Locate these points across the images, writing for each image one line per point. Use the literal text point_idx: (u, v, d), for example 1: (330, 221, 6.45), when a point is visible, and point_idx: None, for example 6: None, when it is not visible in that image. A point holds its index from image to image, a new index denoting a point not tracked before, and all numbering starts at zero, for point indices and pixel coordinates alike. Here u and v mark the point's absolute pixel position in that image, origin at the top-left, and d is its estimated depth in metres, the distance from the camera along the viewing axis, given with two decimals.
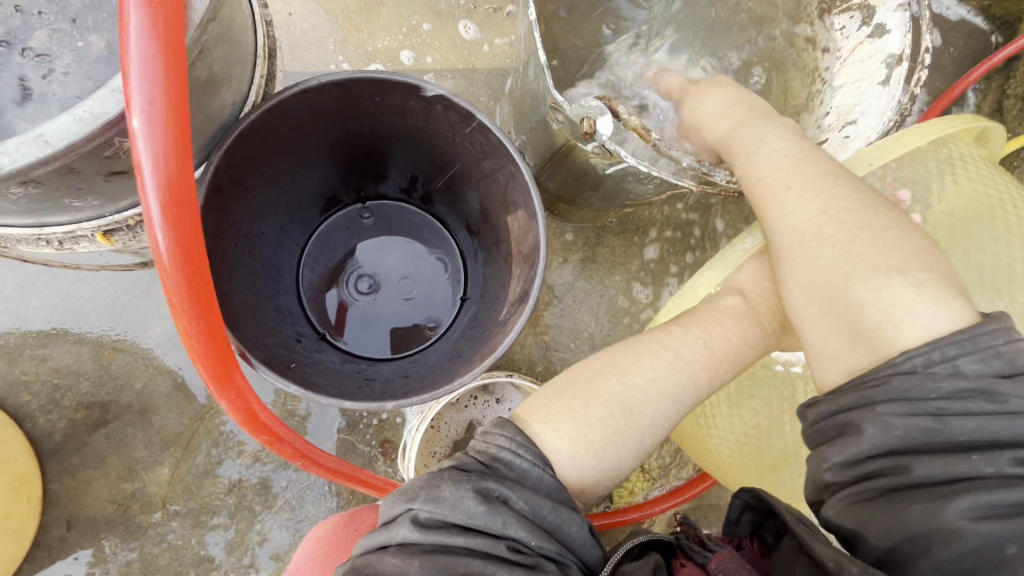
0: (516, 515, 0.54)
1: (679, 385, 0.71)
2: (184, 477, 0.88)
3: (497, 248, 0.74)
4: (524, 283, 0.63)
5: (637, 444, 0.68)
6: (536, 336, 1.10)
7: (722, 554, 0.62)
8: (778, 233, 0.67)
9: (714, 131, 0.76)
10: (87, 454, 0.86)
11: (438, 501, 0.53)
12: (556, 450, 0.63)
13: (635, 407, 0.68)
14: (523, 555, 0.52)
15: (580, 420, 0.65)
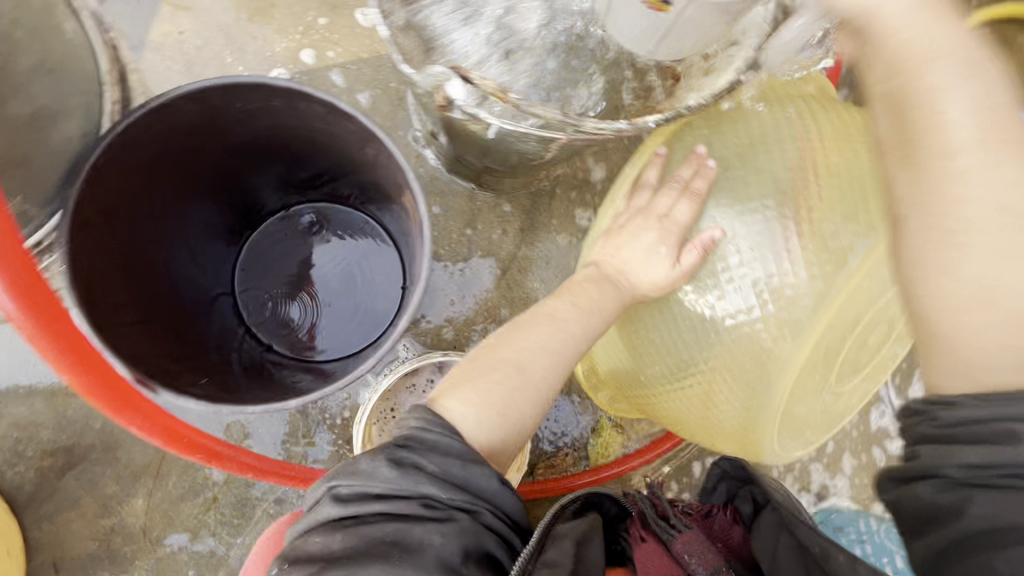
0: (426, 476, 0.56)
1: (567, 341, 0.70)
2: (160, 505, 0.91)
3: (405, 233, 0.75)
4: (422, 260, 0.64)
5: (539, 398, 0.67)
6: (489, 312, 1.10)
7: (687, 533, 0.71)
8: (966, 213, 0.51)
9: (887, 45, 0.53)
10: (61, 498, 0.89)
11: (352, 475, 0.56)
12: (462, 420, 0.63)
13: (527, 365, 0.68)
14: (435, 509, 0.54)
15: (481, 385, 0.65)
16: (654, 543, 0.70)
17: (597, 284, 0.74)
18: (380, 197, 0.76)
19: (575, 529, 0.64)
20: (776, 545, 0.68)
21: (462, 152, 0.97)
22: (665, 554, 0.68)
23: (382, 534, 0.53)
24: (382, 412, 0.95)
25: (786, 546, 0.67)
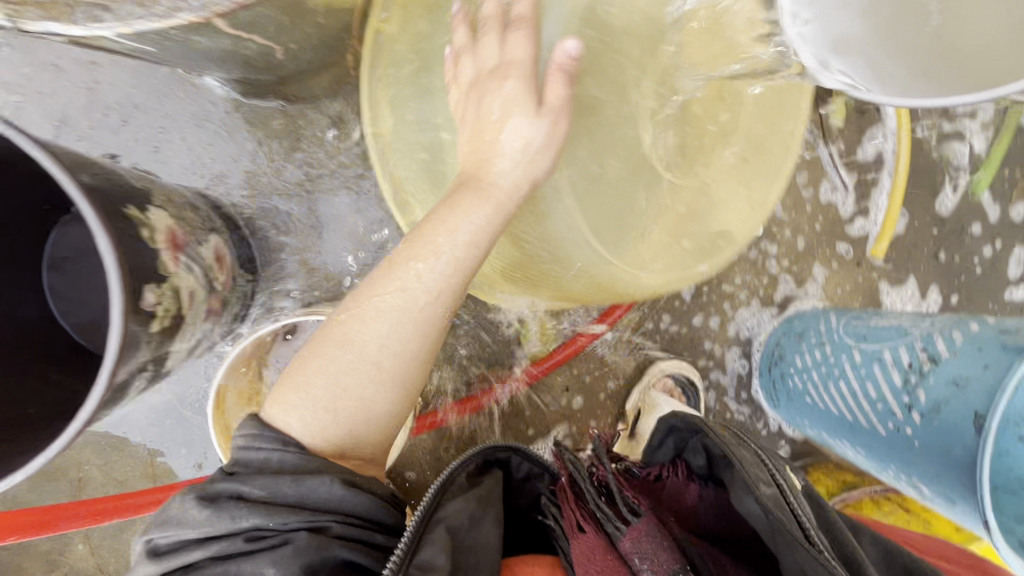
0: (249, 506, 0.55)
1: (410, 298, 0.65)
2: (102, 541, 0.90)
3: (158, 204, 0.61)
4: (140, 245, 0.51)
5: (374, 373, 0.65)
6: (363, 242, 0.96)
7: (637, 528, 0.56)
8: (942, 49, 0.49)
9: None
10: (3, 567, 0.88)
11: (174, 527, 0.55)
12: (289, 427, 0.62)
13: (354, 340, 0.65)
14: (265, 538, 0.54)
15: (300, 387, 0.63)
16: (593, 536, 0.57)
17: (457, 196, 0.66)
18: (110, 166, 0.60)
19: (457, 515, 0.58)
20: (772, 532, 0.51)
21: (246, 74, 0.78)
22: (608, 553, 0.55)
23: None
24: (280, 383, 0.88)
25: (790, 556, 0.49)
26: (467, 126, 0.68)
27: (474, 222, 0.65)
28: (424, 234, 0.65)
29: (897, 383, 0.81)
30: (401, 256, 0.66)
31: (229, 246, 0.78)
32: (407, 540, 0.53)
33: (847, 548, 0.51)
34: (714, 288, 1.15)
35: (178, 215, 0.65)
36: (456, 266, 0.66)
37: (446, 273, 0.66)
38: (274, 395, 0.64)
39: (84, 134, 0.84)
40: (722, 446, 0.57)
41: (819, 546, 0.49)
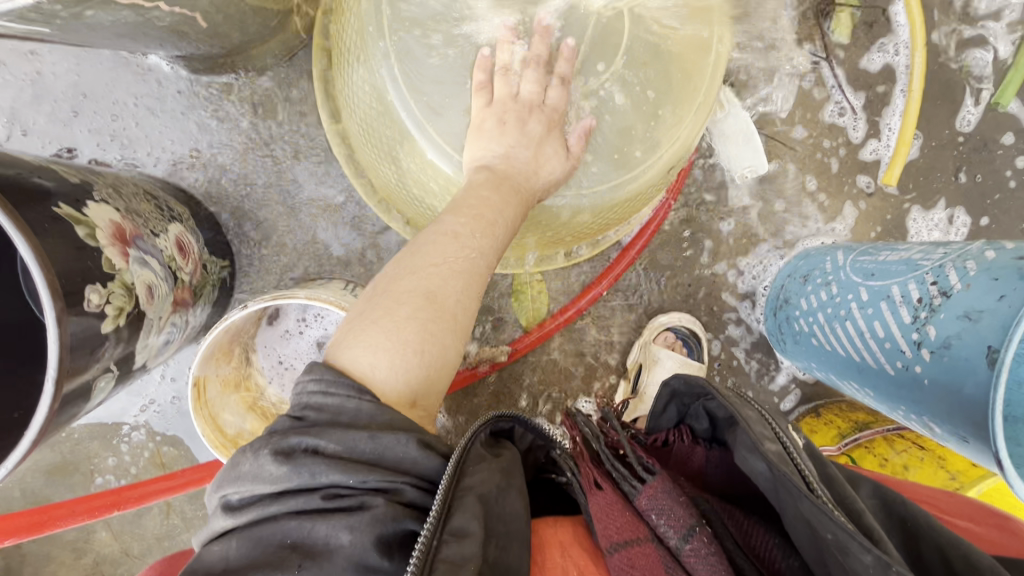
0: (327, 461, 0.46)
1: (478, 262, 0.62)
2: (123, 528, 0.94)
3: (96, 193, 0.58)
4: (74, 242, 0.49)
5: (457, 327, 0.59)
6: (340, 214, 0.93)
7: (653, 484, 0.51)
8: None
9: None
10: (34, 558, 0.92)
11: (247, 481, 0.46)
12: (374, 370, 0.53)
13: (438, 293, 0.58)
14: (342, 498, 0.45)
15: (388, 328, 0.55)
16: (610, 492, 0.52)
17: (495, 194, 0.64)
18: (45, 160, 0.57)
19: (488, 483, 0.50)
20: (773, 490, 0.47)
21: (189, 51, 0.74)
22: (626, 509, 0.50)
23: (284, 536, 0.44)
24: (270, 367, 0.87)
25: (793, 513, 0.46)
26: (496, 128, 0.66)
27: (507, 223, 0.64)
28: (481, 213, 0.63)
29: (905, 320, 0.76)
30: (466, 229, 0.62)
31: (193, 235, 0.75)
32: (436, 513, 0.45)
33: (849, 501, 0.47)
34: (714, 232, 1.09)
35: (128, 208, 0.63)
36: (497, 244, 0.64)
37: (495, 249, 0.64)
38: (338, 345, 0.55)
39: (37, 128, 0.82)
40: (724, 401, 0.52)
41: (822, 497, 0.44)
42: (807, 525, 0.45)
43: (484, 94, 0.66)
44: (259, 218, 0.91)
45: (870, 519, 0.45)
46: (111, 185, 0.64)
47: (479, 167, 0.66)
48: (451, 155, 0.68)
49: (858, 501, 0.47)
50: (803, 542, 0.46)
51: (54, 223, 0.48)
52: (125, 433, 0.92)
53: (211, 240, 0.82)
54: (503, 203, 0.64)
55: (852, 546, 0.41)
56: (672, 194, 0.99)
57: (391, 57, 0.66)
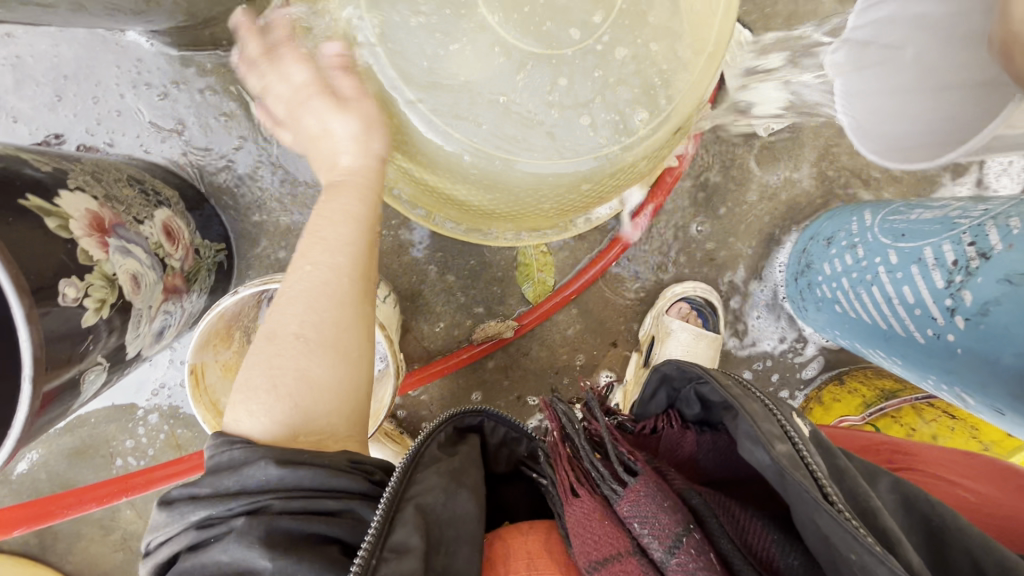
0: (194, 501, 0.48)
1: (317, 279, 0.60)
2: (146, 505, 0.96)
3: (72, 181, 0.56)
4: (44, 235, 0.47)
5: (308, 351, 0.57)
6: None
7: (635, 488, 0.51)
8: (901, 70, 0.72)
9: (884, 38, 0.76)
10: (66, 535, 0.96)
11: (171, 512, 0.49)
12: (240, 423, 0.54)
13: (277, 334, 0.58)
14: (209, 527, 0.47)
15: (248, 382, 0.57)
16: (587, 501, 0.53)
17: (336, 206, 0.63)
18: (13, 149, 0.55)
19: (431, 492, 0.52)
20: (778, 486, 0.44)
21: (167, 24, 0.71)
22: (607, 519, 0.51)
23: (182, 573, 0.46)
24: None
25: (800, 513, 0.43)
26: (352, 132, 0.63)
27: (346, 239, 0.61)
28: (318, 231, 0.62)
29: (938, 285, 0.70)
30: (304, 250, 0.62)
31: (183, 220, 0.74)
32: (376, 526, 0.46)
33: (862, 500, 0.44)
34: (729, 194, 1.03)
35: (108, 195, 0.61)
36: (343, 247, 0.61)
37: (340, 257, 0.61)
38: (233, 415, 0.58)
39: (23, 115, 0.80)
40: (726, 393, 0.49)
41: (837, 501, 0.41)
42: (814, 525, 0.42)
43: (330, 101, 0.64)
44: (254, 199, 0.89)
45: (887, 522, 0.42)
46: (90, 171, 0.62)
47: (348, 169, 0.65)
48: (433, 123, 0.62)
49: (874, 500, 0.44)
50: (810, 543, 0.44)
51: (18, 215, 0.46)
52: (140, 417, 0.94)
53: (205, 223, 0.81)
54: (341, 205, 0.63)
55: (876, 566, 0.38)
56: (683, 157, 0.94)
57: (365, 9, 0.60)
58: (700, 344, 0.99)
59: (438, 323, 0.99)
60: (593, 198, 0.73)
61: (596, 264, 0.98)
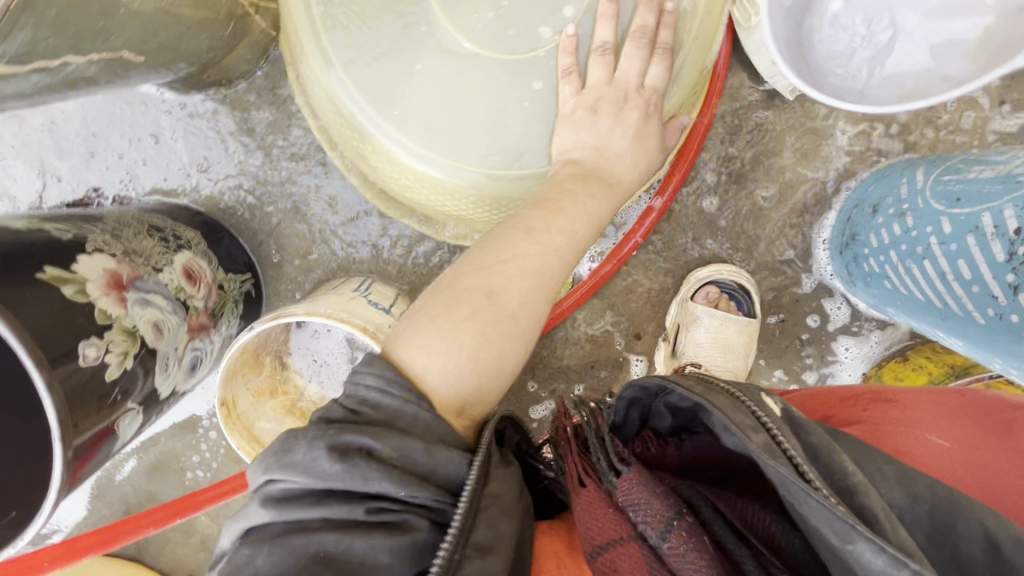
0: (381, 466, 0.37)
1: (551, 262, 0.53)
2: (217, 511, 1.06)
3: (91, 245, 0.61)
4: (65, 307, 0.52)
5: (524, 328, 0.50)
6: (349, 209, 0.94)
7: (630, 477, 0.49)
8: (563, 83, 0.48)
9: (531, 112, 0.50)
10: (155, 539, 1.08)
11: (289, 471, 0.38)
12: (427, 371, 0.45)
13: (501, 292, 0.49)
14: (384, 514, 0.37)
15: (444, 328, 0.47)
16: (593, 491, 0.51)
17: (576, 186, 0.57)
18: (35, 223, 0.60)
19: None
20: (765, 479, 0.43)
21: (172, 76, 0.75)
22: (610, 505, 0.49)
23: (318, 550, 0.35)
24: (306, 367, 0.89)
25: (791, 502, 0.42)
26: (585, 117, 0.59)
27: (573, 227, 0.55)
28: (561, 207, 0.56)
29: (998, 258, 0.61)
30: (542, 223, 0.54)
31: (204, 259, 0.78)
32: (467, 497, 0.39)
33: (841, 477, 0.42)
34: (755, 165, 0.96)
35: (126, 249, 0.65)
36: (578, 242, 0.56)
37: (569, 246, 0.55)
38: (403, 336, 0.47)
39: (63, 177, 0.87)
40: (690, 393, 0.47)
41: (823, 487, 0.40)
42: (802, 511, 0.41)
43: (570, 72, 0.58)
44: (275, 226, 0.94)
45: (867, 499, 0.40)
46: (109, 229, 0.67)
47: (562, 158, 0.60)
48: (407, 145, 0.59)
49: (854, 474, 0.42)
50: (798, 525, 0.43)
51: (36, 288, 0.51)
52: (202, 433, 1.03)
53: (229, 257, 0.86)
54: (592, 198, 0.58)
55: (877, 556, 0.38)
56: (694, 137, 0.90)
57: (321, 33, 0.58)
58: (733, 327, 0.94)
59: None
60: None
61: (612, 255, 0.95)
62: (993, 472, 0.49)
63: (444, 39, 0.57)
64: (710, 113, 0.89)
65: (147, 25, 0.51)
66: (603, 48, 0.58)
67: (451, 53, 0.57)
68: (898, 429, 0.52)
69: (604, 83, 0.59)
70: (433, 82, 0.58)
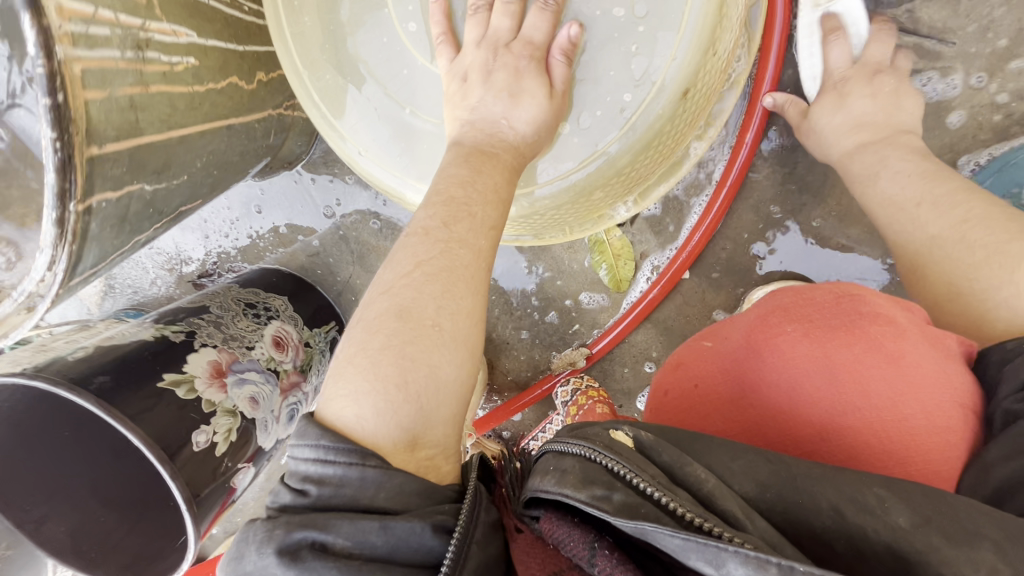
0: (337, 566, 0.35)
1: (456, 253, 0.49)
2: None
3: (203, 338, 0.78)
4: (180, 412, 0.68)
5: (443, 342, 0.46)
6: None
7: (549, 517, 0.44)
8: (484, 84, 0.51)
9: (472, 103, 0.52)
10: None
11: None
12: (360, 420, 0.42)
13: (409, 308, 0.47)
14: None
15: (364, 366, 0.45)
16: (529, 533, 0.46)
17: (466, 168, 0.51)
18: (163, 327, 0.78)
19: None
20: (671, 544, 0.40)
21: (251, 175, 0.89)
22: (546, 545, 0.44)
23: None
24: None
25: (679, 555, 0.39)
26: (508, 76, 0.51)
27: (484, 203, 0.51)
28: (455, 194, 0.51)
29: None
30: (437, 220, 0.50)
31: (291, 323, 0.93)
32: (452, 554, 0.37)
33: (698, 487, 0.41)
34: (828, 164, 0.84)
35: (226, 336, 0.81)
36: (483, 223, 0.51)
37: (475, 232, 0.50)
38: (328, 389, 0.45)
39: (196, 257, 1.09)
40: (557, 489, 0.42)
41: (712, 528, 0.37)
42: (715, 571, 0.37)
43: (523, 41, 0.51)
44: (351, 276, 1.07)
45: (726, 504, 0.40)
46: (215, 318, 0.83)
47: (451, 142, 0.54)
48: (416, 187, 0.61)
49: (707, 482, 0.41)
50: None
51: (159, 396, 0.67)
52: None
53: (315, 311, 1.00)
54: (487, 174, 0.51)
55: None
56: (743, 151, 0.83)
57: (303, 86, 0.59)
58: None
59: (516, 357, 1.04)
60: (585, 215, 0.68)
61: (662, 278, 0.91)
62: (730, 357, 0.56)
63: (424, 75, 0.57)
64: (756, 125, 0.82)
65: (186, 184, 0.62)
66: (545, 1, 0.51)
67: (436, 90, 0.58)
68: (688, 350, 0.63)
69: (541, 33, 0.51)
70: (431, 126, 0.59)
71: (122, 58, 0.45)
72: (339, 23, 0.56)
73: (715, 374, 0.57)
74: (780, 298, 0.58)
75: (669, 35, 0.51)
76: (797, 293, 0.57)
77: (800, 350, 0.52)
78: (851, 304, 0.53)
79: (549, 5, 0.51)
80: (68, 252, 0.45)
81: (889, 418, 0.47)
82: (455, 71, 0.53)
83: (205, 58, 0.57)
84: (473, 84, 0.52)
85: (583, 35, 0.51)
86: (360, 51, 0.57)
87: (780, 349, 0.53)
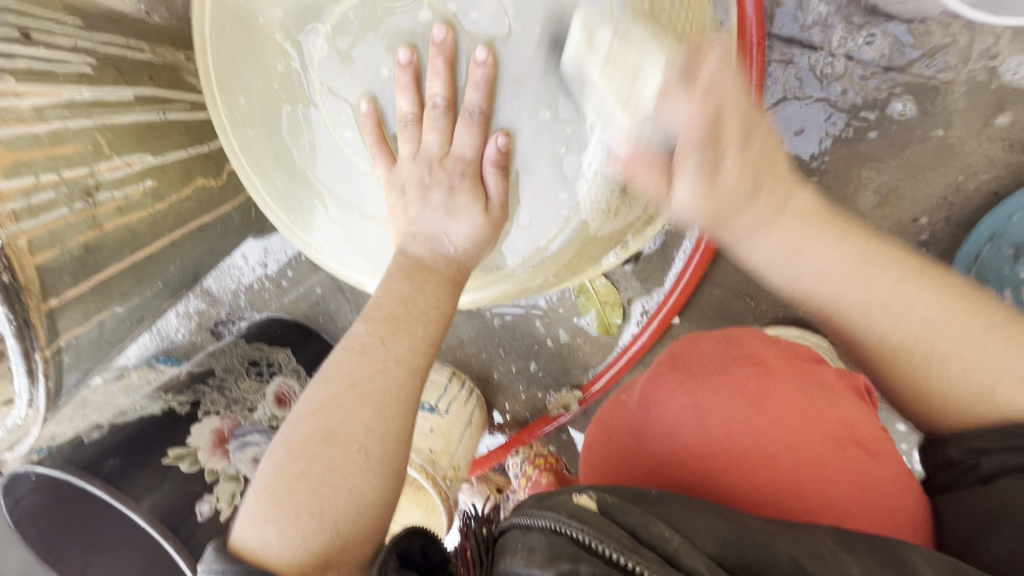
0: None
1: (390, 374, 0.48)
2: None
3: (207, 406, 0.84)
4: (184, 487, 0.74)
5: (367, 467, 0.45)
6: None
7: None
8: (421, 207, 0.56)
9: (415, 219, 0.56)
10: None
11: None
12: (262, 546, 0.41)
13: (333, 431, 0.45)
14: None
15: (280, 492, 0.43)
16: None
17: (406, 285, 0.53)
18: (170, 398, 0.84)
19: None
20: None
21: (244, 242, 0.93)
22: None
23: None
24: None
25: None
26: (443, 195, 0.56)
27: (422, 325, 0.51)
28: (395, 313, 0.51)
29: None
30: (373, 336, 0.49)
31: (295, 377, 0.96)
32: None
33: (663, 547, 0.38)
34: None
35: (228, 401, 0.86)
36: (421, 342, 0.50)
37: (415, 350, 0.50)
38: (245, 508, 0.43)
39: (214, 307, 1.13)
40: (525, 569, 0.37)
41: None
42: None
43: (455, 158, 0.55)
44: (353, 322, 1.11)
45: (694, 562, 0.37)
46: (220, 383, 0.88)
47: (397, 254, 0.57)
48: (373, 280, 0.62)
49: (671, 540, 0.38)
50: None
51: (164, 475, 0.74)
52: None
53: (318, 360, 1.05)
54: (429, 291, 0.53)
55: None
56: None
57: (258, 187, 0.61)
58: None
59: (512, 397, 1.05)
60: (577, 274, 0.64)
61: (652, 322, 0.89)
62: (632, 411, 0.58)
63: (367, 177, 0.59)
64: None
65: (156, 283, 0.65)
66: (470, 115, 0.53)
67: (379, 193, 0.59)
68: (608, 407, 0.65)
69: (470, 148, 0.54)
70: (378, 224, 0.61)
71: (71, 214, 0.50)
72: (282, 133, 0.59)
73: (621, 429, 0.58)
74: (673, 350, 0.60)
75: (597, 138, 0.52)
76: (689, 344, 0.59)
77: (682, 397, 0.53)
78: (726, 349, 0.56)
79: (474, 120, 0.53)
80: (42, 390, 0.49)
81: (755, 452, 0.49)
82: (395, 185, 0.57)
83: (163, 175, 0.60)
84: (411, 199, 0.56)
85: (513, 142, 0.54)
86: (302, 157, 0.59)
87: (666, 400, 0.54)
